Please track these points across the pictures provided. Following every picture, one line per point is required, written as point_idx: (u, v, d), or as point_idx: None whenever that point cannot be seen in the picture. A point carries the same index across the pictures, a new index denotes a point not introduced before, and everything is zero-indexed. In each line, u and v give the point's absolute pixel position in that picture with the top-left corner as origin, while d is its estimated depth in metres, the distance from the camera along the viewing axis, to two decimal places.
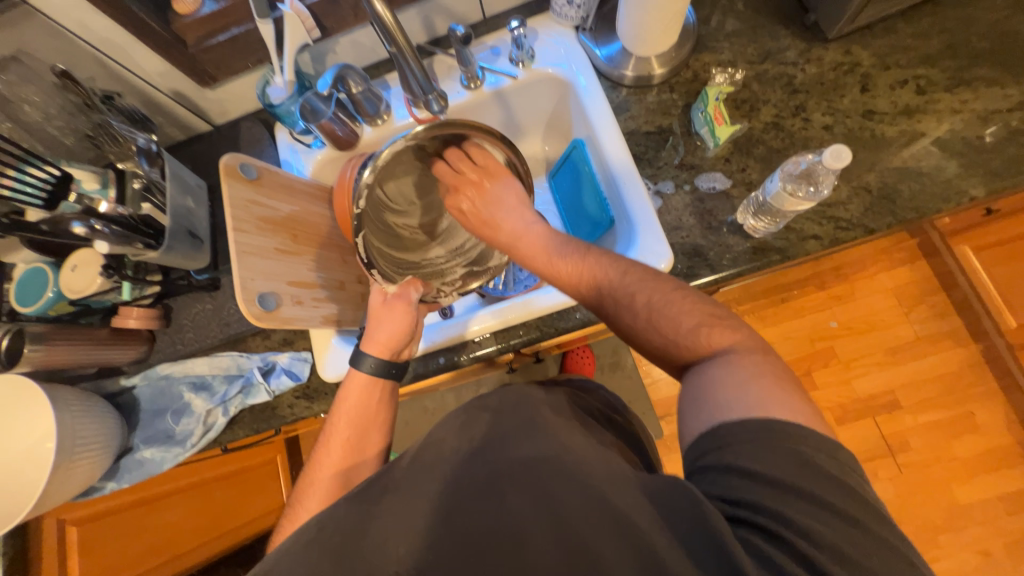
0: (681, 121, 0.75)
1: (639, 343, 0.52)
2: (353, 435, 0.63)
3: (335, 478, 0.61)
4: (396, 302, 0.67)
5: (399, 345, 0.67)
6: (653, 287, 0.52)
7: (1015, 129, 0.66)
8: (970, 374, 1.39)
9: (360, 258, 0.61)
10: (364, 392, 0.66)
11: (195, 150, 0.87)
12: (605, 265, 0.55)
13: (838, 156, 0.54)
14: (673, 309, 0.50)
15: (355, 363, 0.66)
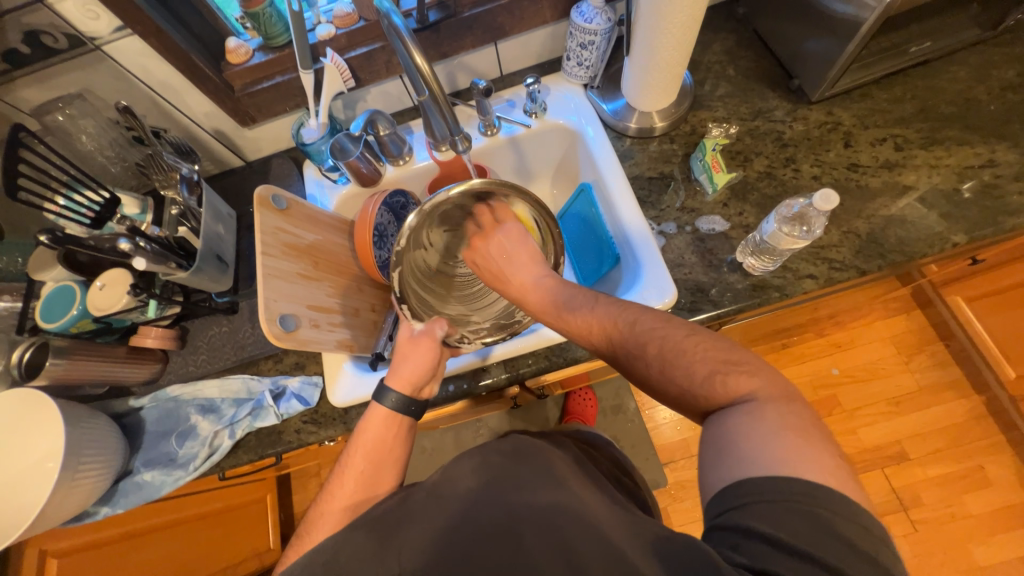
0: (681, 169, 0.82)
1: (656, 392, 0.51)
2: (366, 470, 0.60)
3: (343, 513, 0.58)
4: (422, 337, 0.69)
5: (419, 381, 0.66)
6: (667, 334, 0.51)
7: (988, 184, 0.72)
8: (975, 425, 1.38)
9: (394, 293, 0.72)
10: (383, 426, 0.63)
11: (227, 182, 0.93)
12: (619, 314, 0.55)
13: (827, 199, 0.59)
14: (686, 358, 0.49)
15: (377, 397, 0.64)
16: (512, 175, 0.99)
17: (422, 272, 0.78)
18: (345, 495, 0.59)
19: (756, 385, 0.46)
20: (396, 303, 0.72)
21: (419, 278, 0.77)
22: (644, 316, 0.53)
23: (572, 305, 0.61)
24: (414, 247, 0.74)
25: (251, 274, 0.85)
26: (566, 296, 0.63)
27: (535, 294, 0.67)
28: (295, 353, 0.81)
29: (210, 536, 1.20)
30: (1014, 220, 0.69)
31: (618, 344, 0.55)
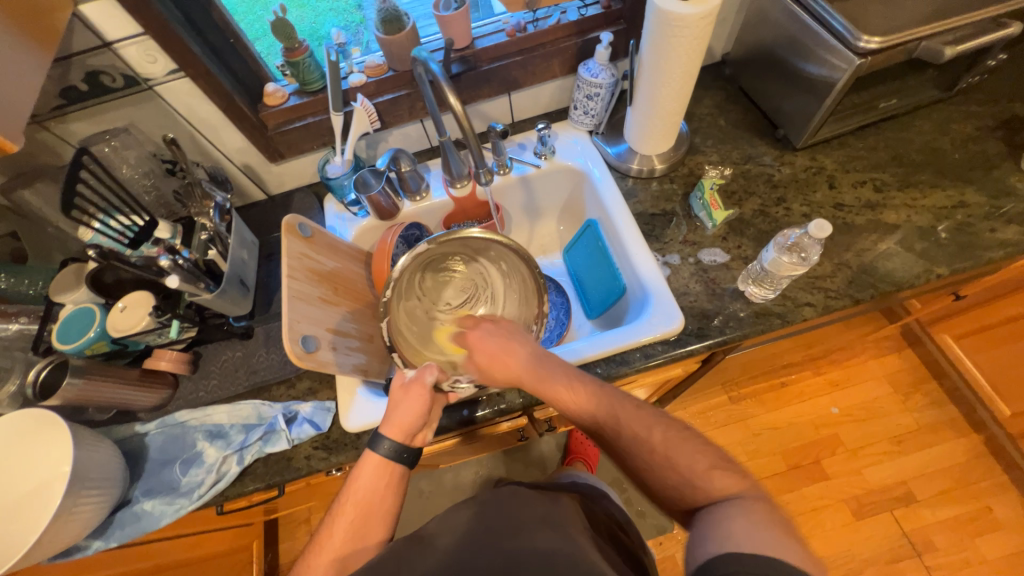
0: (682, 206, 0.88)
1: (654, 477, 0.57)
2: (354, 523, 0.60)
3: (331, 562, 0.58)
4: (412, 384, 0.66)
5: (412, 429, 0.65)
6: (666, 425, 0.59)
7: (961, 222, 0.79)
8: (977, 465, 1.39)
9: (383, 339, 0.70)
10: (374, 476, 0.63)
11: (250, 214, 0.98)
12: (623, 398, 0.62)
13: (821, 228, 0.64)
14: (684, 451, 0.56)
15: (372, 445, 0.64)
16: (521, 212, 1.05)
17: (419, 322, 0.79)
18: (334, 548, 0.59)
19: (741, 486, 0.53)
20: (386, 350, 0.70)
21: (414, 327, 0.77)
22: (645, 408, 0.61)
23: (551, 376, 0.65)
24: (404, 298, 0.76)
25: (268, 301, 0.87)
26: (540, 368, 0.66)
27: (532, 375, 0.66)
28: (308, 378, 0.81)
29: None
30: (990, 254, 0.75)
31: (618, 423, 0.60)
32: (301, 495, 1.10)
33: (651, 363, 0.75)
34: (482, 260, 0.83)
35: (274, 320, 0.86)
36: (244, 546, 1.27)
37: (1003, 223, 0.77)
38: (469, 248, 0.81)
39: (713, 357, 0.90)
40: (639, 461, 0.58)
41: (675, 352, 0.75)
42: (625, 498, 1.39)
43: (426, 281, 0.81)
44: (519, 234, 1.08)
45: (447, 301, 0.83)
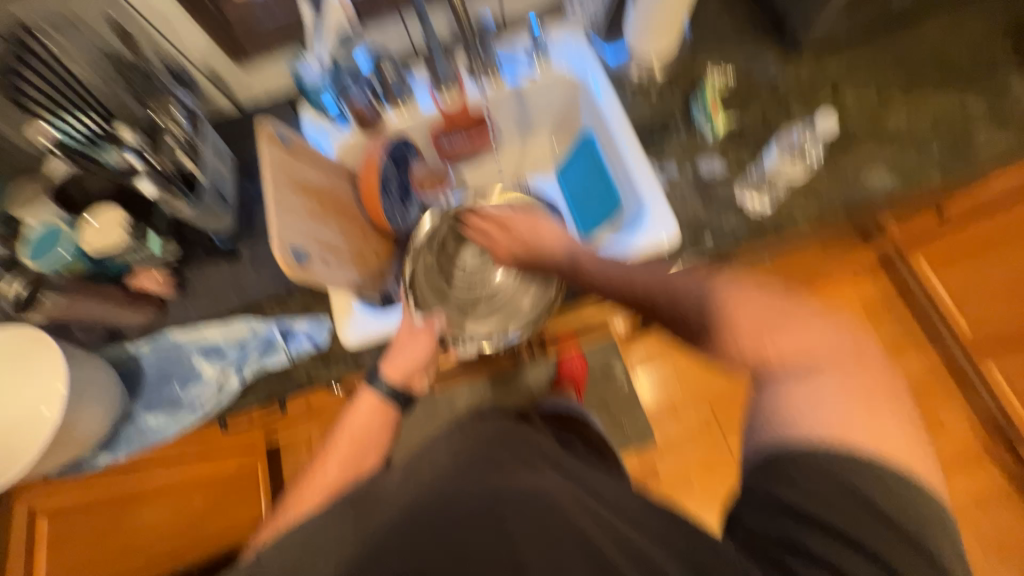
0: (682, 112, 0.85)
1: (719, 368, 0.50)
2: (347, 453, 0.68)
3: (328, 491, 0.65)
4: (421, 331, 0.72)
5: (409, 372, 0.72)
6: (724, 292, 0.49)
7: (958, 127, 0.78)
8: (936, 378, 1.46)
9: (403, 278, 0.76)
10: (369, 413, 0.71)
11: (220, 126, 0.91)
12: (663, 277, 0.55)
13: (826, 120, 0.78)
14: (748, 318, 0.47)
15: (370, 386, 0.72)
16: (513, 127, 1.00)
17: (436, 279, 0.80)
18: (327, 483, 0.65)
19: (811, 342, 0.45)
20: (404, 290, 0.74)
21: (430, 281, 0.79)
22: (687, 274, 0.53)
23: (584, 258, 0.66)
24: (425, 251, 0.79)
25: (251, 220, 0.83)
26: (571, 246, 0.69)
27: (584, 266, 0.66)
28: (301, 296, 0.80)
29: (207, 506, 1.10)
30: (980, 160, 0.76)
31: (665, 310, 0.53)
32: (302, 417, 1.13)
33: None
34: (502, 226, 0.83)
35: (260, 240, 0.82)
36: (252, 467, 1.31)
37: (998, 129, 0.77)
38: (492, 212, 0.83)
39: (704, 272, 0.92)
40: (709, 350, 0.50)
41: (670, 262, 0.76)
42: (612, 415, 1.47)
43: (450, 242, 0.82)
44: (510, 152, 1.05)
45: (466, 265, 0.82)
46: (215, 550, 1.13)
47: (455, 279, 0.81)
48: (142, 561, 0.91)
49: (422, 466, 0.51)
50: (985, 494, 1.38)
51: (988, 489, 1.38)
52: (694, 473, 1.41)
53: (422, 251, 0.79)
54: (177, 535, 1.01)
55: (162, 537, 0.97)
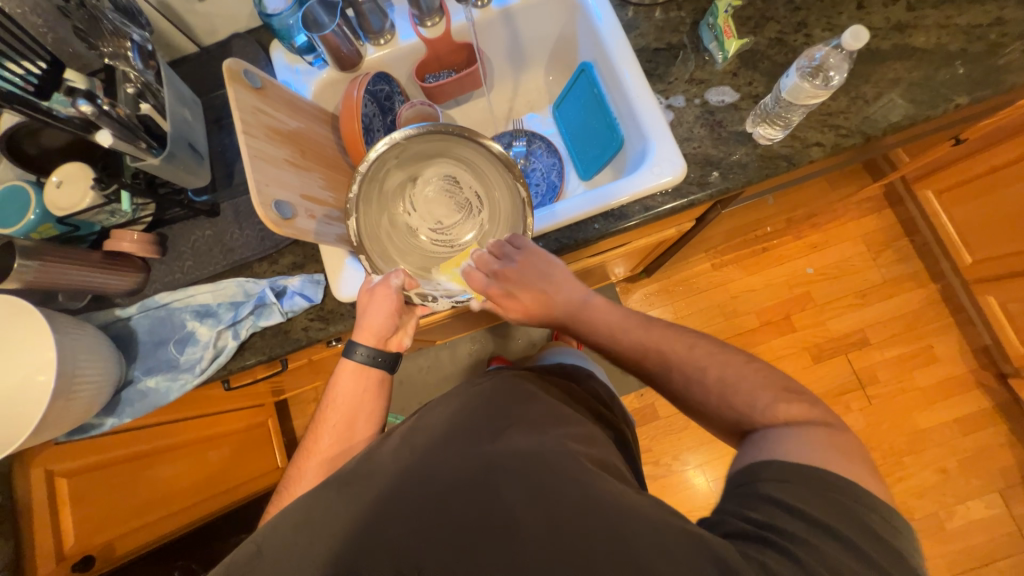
0: (690, 37, 0.78)
1: (706, 414, 0.58)
2: (340, 424, 0.64)
3: (324, 463, 0.62)
4: (377, 287, 0.66)
5: (382, 332, 0.67)
6: (722, 361, 0.58)
7: (994, 42, 0.71)
8: (932, 312, 1.45)
9: (353, 239, 0.64)
10: (353, 380, 0.67)
11: (185, 71, 0.83)
12: (673, 339, 0.61)
13: (856, 37, 0.60)
14: (746, 387, 0.55)
15: (346, 353, 0.67)
16: (505, 60, 0.91)
17: (402, 239, 0.69)
18: (322, 452, 0.63)
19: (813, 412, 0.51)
20: (355, 252, 0.63)
21: (395, 240, 0.68)
22: (700, 343, 0.60)
23: (590, 309, 0.65)
24: (380, 207, 0.66)
25: (229, 173, 0.79)
26: (583, 300, 0.65)
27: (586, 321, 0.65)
28: (291, 253, 0.77)
29: (220, 459, 1.14)
30: (1015, 78, 0.69)
31: (672, 365, 0.59)
32: (304, 374, 1.13)
33: (650, 216, 0.72)
34: (467, 164, 0.68)
35: (241, 194, 0.78)
36: (262, 422, 1.35)
37: None
38: (447, 148, 0.67)
39: (710, 212, 0.88)
40: (695, 402, 0.58)
41: (674, 203, 0.72)
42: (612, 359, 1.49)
43: (413, 192, 0.69)
44: (502, 89, 0.97)
45: (438, 219, 0.70)
46: (220, 506, 1.16)
47: (429, 237, 0.70)
48: (142, 521, 0.94)
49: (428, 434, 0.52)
50: (977, 421, 1.38)
51: (980, 414, 1.38)
52: None
53: (373, 204, 0.65)
54: (183, 491, 1.03)
55: (175, 490, 1.01)
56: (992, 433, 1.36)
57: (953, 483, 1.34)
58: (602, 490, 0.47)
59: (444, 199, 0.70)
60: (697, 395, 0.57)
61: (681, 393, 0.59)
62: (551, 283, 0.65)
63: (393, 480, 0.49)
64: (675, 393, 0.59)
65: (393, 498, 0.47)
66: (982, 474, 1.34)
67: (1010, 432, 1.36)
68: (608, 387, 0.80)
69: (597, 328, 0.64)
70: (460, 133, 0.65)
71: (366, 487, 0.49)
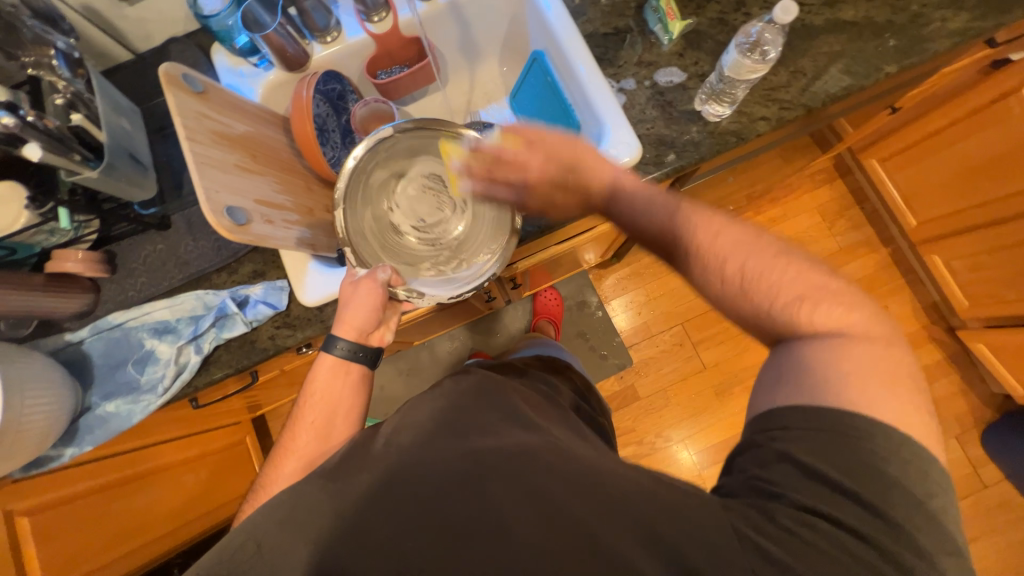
0: (636, 21, 0.79)
1: (727, 312, 0.52)
2: (318, 421, 0.62)
3: (303, 463, 0.60)
4: (361, 280, 0.64)
5: (365, 326, 0.65)
6: (755, 252, 0.51)
7: (915, 13, 0.75)
8: (884, 273, 1.53)
9: (338, 232, 0.63)
10: (332, 375, 0.65)
11: (121, 79, 0.80)
12: (701, 220, 0.53)
13: (786, 10, 0.63)
14: (775, 277, 0.50)
15: (326, 347, 0.65)
16: (457, 51, 0.91)
17: (385, 235, 0.69)
18: (301, 450, 0.61)
19: (845, 317, 0.49)
20: (338, 242, 0.63)
21: (377, 235, 0.68)
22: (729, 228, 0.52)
23: (624, 193, 0.56)
24: (364, 200, 0.67)
25: (177, 184, 0.76)
26: (615, 183, 0.57)
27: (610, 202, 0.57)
28: (250, 261, 0.75)
29: (196, 482, 1.10)
30: (936, 46, 0.74)
31: (697, 253, 0.52)
32: (278, 386, 1.10)
33: None
34: None
35: (192, 205, 0.75)
36: (240, 441, 1.31)
37: (954, 12, 0.75)
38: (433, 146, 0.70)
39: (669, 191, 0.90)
40: (716, 296, 0.52)
41: None
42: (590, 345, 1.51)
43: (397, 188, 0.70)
44: (458, 82, 0.96)
45: (421, 217, 0.71)
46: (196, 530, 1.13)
47: (411, 236, 0.70)
48: (115, 555, 0.90)
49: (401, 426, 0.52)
50: (931, 373, 1.47)
51: (934, 366, 1.47)
52: (670, 390, 1.48)
53: (358, 199, 0.66)
54: (155, 519, 0.99)
55: (147, 519, 0.97)
56: (945, 382, 1.46)
57: None
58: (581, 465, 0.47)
59: (431, 199, 0.71)
60: (716, 287, 0.52)
61: (703, 288, 0.53)
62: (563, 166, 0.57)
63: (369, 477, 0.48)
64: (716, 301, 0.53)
65: None
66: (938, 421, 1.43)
67: (961, 380, 1.45)
68: (585, 380, 0.82)
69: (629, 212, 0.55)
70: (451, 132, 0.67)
71: (343, 487, 0.49)
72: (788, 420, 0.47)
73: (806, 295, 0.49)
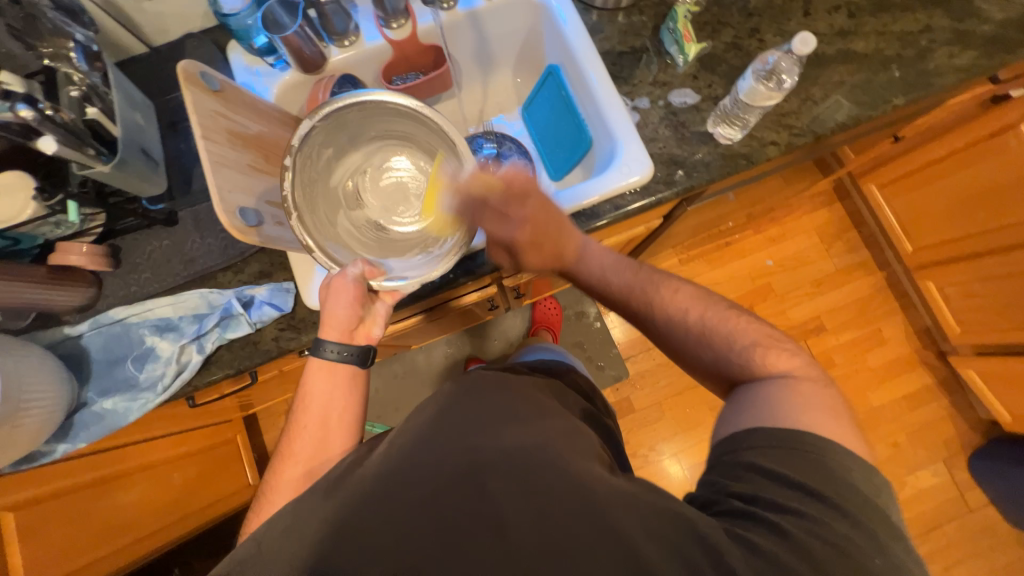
0: (652, 41, 0.80)
1: (688, 359, 0.62)
2: (315, 426, 0.61)
3: (303, 471, 0.59)
4: (333, 278, 0.62)
5: (344, 324, 0.63)
6: (706, 305, 0.63)
7: (923, 48, 0.77)
8: (879, 297, 1.55)
9: (298, 240, 0.58)
10: (323, 379, 0.63)
11: (134, 72, 0.79)
12: (662, 283, 0.64)
13: (805, 42, 0.64)
14: (728, 326, 0.61)
15: (315, 351, 0.63)
16: (473, 61, 0.91)
17: (362, 229, 0.71)
18: (304, 458, 0.60)
19: (793, 360, 0.58)
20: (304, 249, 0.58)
21: (353, 229, 0.70)
22: (685, 287, 0.63)
23: (590, 257, 0.64)
24: (333, 203, 0.69)
25: (186, 180, 0.75)
26: (584, 248, 0.65)
27: (587, 262, 0.65)
28: (257, 261, 0.74)
29: (184, 480, 1.08)
30: (943, 81, 0.75)
31: (657, 309, 0.62)
32: (273, 386, 1.09)
33: (619, 215, 0.73)
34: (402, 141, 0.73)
35: (200, 202, 0.74)
36: (230, 439, 1.29)
37: (960, 49, 0.77)
38: (383, 134, 0.72)
39: (675, 209, 0.91)
40: (679, 342, 0.62)
41: (643, 202, 0.74)
42: (587, 355, 1.52)
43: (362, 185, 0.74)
44: (471, 91, 0.97)
45: (393, 205, 0.74)
46: (182, 528, 1.11)
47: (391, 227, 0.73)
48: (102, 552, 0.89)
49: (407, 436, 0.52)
50: (921, 397, 1.49)
51: (925, 391, 1.49)
52: (665, 403, 1.49)
53: (327, 201, 0.68)
54: (141, 517, 0.97)
55: (134, 516, 0.95)
56: (934, 407, 1.48)
57: (903, 455, 1.45)
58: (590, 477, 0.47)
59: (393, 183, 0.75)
60: (679, 336, 0.62)
61: (666, 337, 0.63)
62: (550, 222, 0.61)
63: (374, 489, 0.48)
64: (676, 349, 0.63)
65: (375, 507, 0.46)
66: (927, 445, 1.45)
67: (950, 405, 1.48)
68: (588, 378, 0.82)
69: (592, 275, 0.65)
70: (393, 111, 0.67)
71: (348, 492, 0.48)
72: (751, 440, 0.50)
73: (760, 341, 0.59)
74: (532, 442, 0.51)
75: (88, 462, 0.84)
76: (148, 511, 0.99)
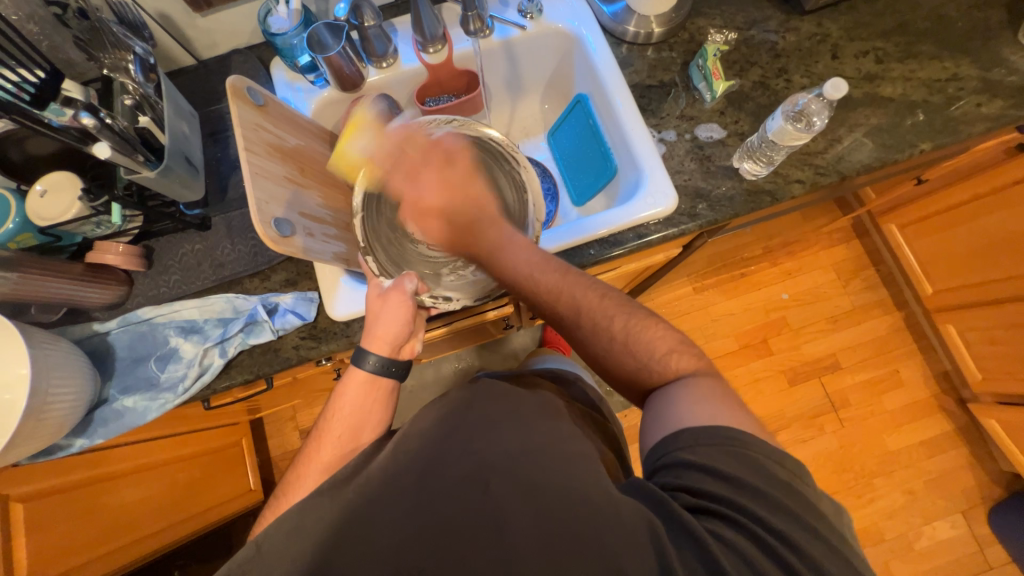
0: (681, 76, 0.82)
1: (608, 366, 0.58)
2: (344, 433, 0.60)
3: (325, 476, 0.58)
4: (390, 292, 0.64)
5: (398, 339, 0.64)
6: (631, 312, 0.58)
7: (951, 96, 0.78)
8: (896, 337, 1.52)
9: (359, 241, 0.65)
10: (361, 393, 0.63)
11: (181, 83, 0.83)
12: (587, 286, 0.58)
13: (836, 87, 0.65)
14: (646, 336, 0.57)
15: (357, 361, 0.63)
16: (503, 86, 0.94)
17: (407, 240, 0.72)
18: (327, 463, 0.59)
19: None
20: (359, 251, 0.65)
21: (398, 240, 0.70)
22: (612, 293, 0.58)
23: (513, 248, 0.62)
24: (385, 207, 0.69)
25: (222, 188, 0.78)
26: (508, 239, 0.63)
27: (508, 252, 0.61)
28: (283, 270, 0.76)
29: (189, 480, 1.08)
30: (971, 129, 0.76)
31: (583, 311, 0.57)
32: (285, 392, 1.09)
33: (642, 244, 0.74)
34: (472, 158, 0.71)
35: (233, 209, 0.77)
36: (237, 441, 1.28)
37: (988, 98, 0.77)
38: None
39: (696, 240, 0.91)
40: (599, 348, 0.57)
41: (665, 232, 0.74)
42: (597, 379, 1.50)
43: None
44: (500, 114, 0.99)
45: None
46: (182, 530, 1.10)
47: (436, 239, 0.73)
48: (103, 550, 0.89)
49: (427, 455, 0.52)
50: (939, 444, 1.44)
51: (944, 437, 1.45)
52: None
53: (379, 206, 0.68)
54: (146, 515, 0.97)
55: (138, 514, 0.95)
56: (954, 455, 1.43)
57: (920, 503, 1.40)
58: (605, 497, 0.46)
59: None
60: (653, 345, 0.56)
61: (583, 337, 0.58)
62: (461, 197, 0.65)
63: (391, 507, 0.47)
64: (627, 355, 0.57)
65: (391, 526, 0.45)
66: (945, 494, 1.40)
67: (971, 454, 1.43)
68: (598, 391, 0.80)
69: (517, 266, 0.60)
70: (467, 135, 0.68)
71: (363, 506, 0.48)
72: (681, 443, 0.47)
73: (675, 348, 0.56)
74: (549, 459, 0.51)
75: (100, 457, 0.84)
76: (152, 511, 0.99)
